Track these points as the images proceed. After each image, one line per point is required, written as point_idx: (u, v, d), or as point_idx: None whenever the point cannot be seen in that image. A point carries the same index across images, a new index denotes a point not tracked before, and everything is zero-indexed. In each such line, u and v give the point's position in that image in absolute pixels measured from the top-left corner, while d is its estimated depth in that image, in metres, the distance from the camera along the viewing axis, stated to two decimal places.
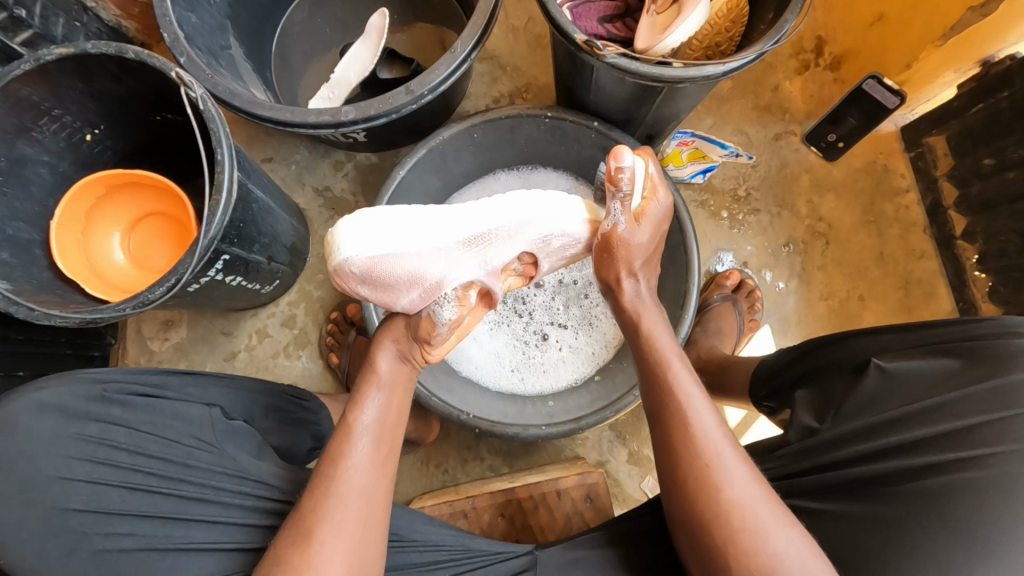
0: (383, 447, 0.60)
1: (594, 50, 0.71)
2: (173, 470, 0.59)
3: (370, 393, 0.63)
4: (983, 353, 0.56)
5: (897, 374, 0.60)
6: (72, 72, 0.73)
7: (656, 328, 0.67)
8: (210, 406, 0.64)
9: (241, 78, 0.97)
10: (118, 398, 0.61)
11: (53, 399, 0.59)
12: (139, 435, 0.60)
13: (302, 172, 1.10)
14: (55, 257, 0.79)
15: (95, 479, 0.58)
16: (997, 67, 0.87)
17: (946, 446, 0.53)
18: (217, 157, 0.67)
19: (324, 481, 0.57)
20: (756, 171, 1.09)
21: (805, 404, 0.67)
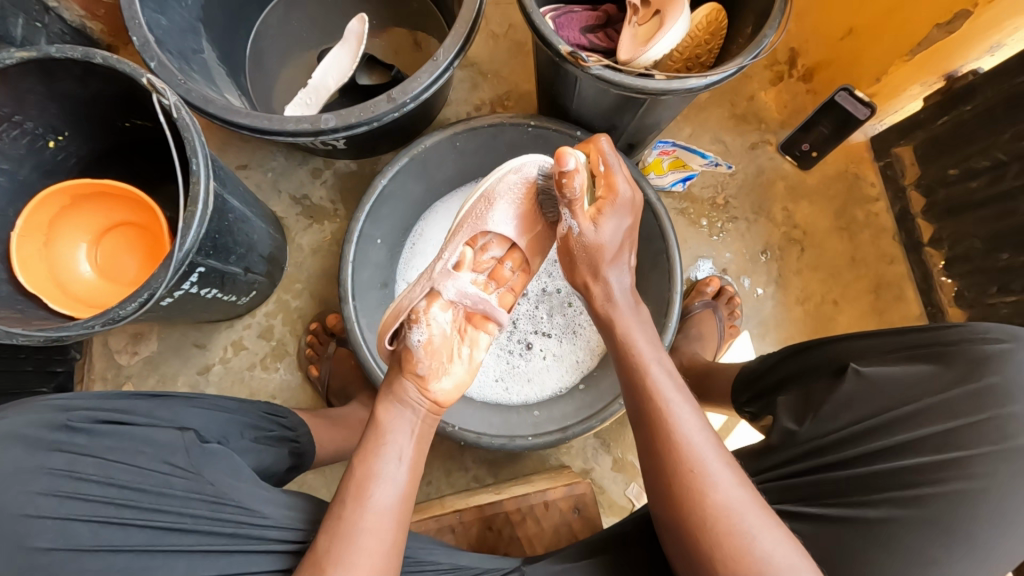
0: (406, 488, 0.59)
1: (578, 61, 0.71)
2: (148, 500, 0.57)
3: (382, 442, 0.60)
4: (957, 359, 0.59)
5: (874, 377, 0.61)
6: (34, 77, 0.69)
7: (630, 323, 0.66)
8: (184, 430, 0.61)
9: (215, 83, 0.94)
10: (84, 427, 0.58)
11: (12, 430, 0.55)
12: (110, 464, 0.57)
13: (278, 179, 1.07)
14: (17, 271, 0.75)
15: (64, 514, 0.54)
16: (960, 81, 0.91)
17: (935, 447, 0.56)
18: (193, 167, 0.65)
19: (339, 529, 0.55)
20: (734, 179, 1.11)
21: (784, 407, 0.66)
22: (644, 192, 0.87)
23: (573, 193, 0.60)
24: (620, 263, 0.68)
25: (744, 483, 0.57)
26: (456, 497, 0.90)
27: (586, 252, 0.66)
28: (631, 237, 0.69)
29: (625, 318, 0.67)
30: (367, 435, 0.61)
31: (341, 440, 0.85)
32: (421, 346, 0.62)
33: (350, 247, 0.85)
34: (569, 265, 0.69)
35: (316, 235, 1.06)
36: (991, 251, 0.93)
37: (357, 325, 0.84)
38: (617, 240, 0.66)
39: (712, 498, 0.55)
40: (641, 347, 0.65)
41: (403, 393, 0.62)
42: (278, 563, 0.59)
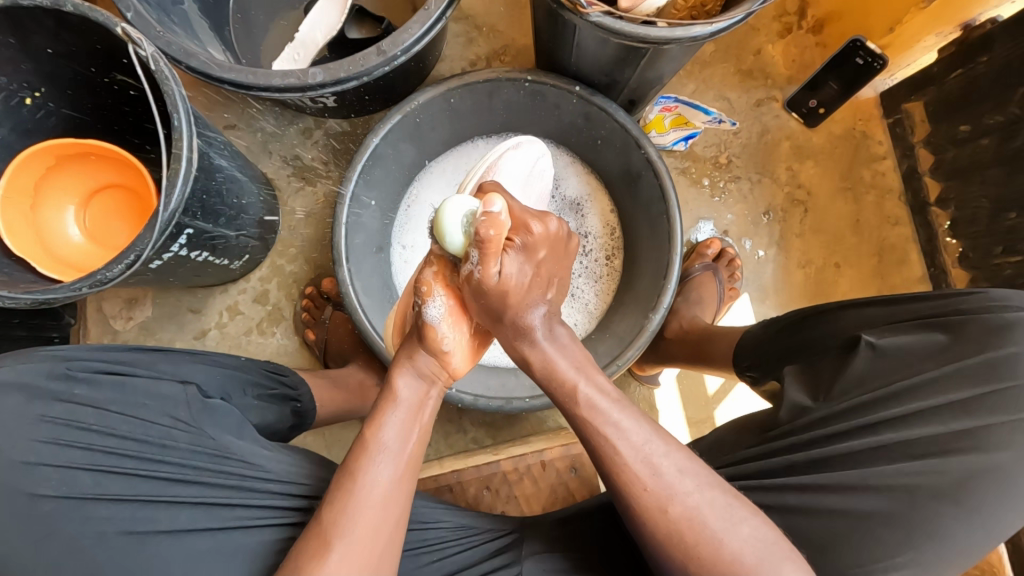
0: (410, 456, 0.58)
1: (577, 8, 0.68)
2: (150, 451, 0.56)
3: (391, 411, 0.59)
4: (972, 328, 0.56)
5: (889, 350, 0.59)
6: (3, 27, 0.66)
7: (555, 352, 0.60)
8: (185, 384, 0.61)
9: (197, 37, 0.90)
10: (85, 378, 0.58)
11: (14, 378, 0.55)
12: (111, 415, 0.57)
13: (268, 140, 1.04)
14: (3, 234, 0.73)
15: (65, 462, 0.54)
16: (977, 31, 0.87)
17: (948, 421, 0.54)
18: (175, 122, 0.63)
19: (339, 498, 0.54)
20: (737, 138, 1.08)
21: (793, 380, 0.65)
22: (645, 151, 0.84)
23: (489, 233, 0.52)
24: (535, 300, 0.58)
25: (716, 489, 0.54)
26: (455, 458, 0.91)
27: (489, 298, 0.56)
28: (546, 274, 0.59)
29: (548, 340, 0.60)
30: (376, 405, 0.60)
31: (339, 403, 0.85)
32: (441, 322, 0.60)
33: (342, 208, 0.83)
34: (479, 310, 0.59)
35: (308, 198, 1.04)
36: (999, 211, 0.91)
37: (351, 289, 0.83)
38: (523, 286, 0.56)
39: (647, 482, 0.53)
40: (566, 367, 0.59)
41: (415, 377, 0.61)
42: (274, 513, 0.58)
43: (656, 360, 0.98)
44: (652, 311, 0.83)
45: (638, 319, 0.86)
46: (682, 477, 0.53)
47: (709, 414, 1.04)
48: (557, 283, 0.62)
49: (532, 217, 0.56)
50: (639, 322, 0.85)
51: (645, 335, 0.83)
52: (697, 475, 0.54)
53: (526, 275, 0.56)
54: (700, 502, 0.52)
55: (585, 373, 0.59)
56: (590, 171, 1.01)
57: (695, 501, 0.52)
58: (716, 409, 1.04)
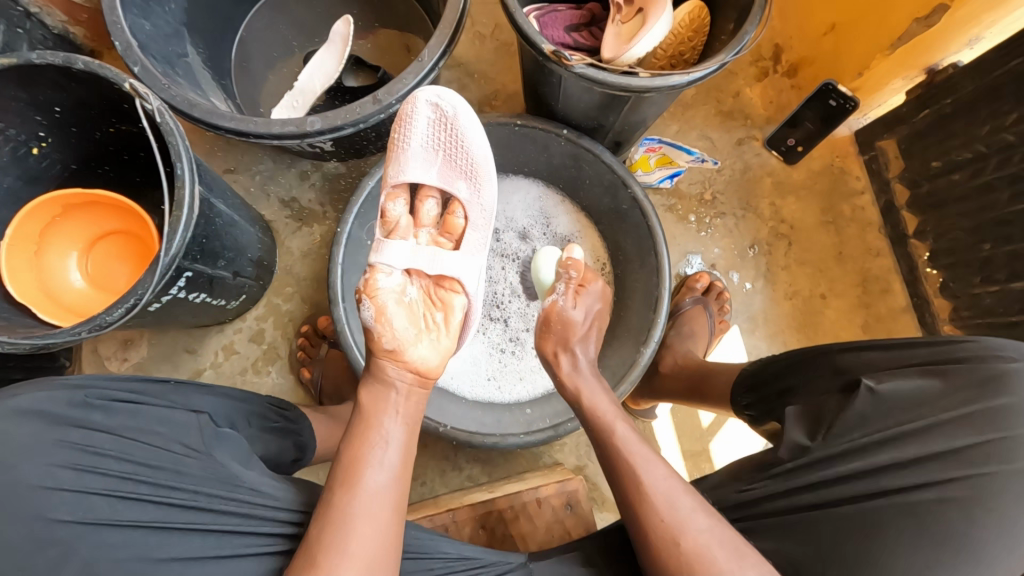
0: (397, 474, 0.60)
1: (562, 60, 0.72)
2: (163, 477, 0.56)
3: (376, 429, 0.62)
4: (971, 376, 0.57)
5: (887, 395, 0.59)
6: (15, 83, 0.69)
7: (591, 389, 0.69)
8: (198, 413, 0.62)
9: (200, 87, 0.94)
10: (100, 404, 0.58)
11: (30, 404, 0.55)
12: (126, 441, 0.57)
13: (266, 183, 1.07)
14: (5, 281, 0.75)
15: (80, 488, 0.54)
16: (941, 74, 0.92)
17: (942, 466, 0.55)
18: (178, 171, 0.65)
19: (330, 516, 0.56)
20: (721, 176, 1.12)
21: (795, 421, 0.65)
22: (631, 190, 0.88)
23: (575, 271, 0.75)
24: (586, 342, 0.72)
25: (704, 508, 0.58)
26: (450, 496, 0.91)
27: (555, 324, 0.71)
28: (599, 324, 0.75)
29: (587, 384, 0.69)
30: (358, 421, 0.63)
31: (335, 441, 0.85)
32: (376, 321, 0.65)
33: (339, 249, 0.86)
34: (545, 332, 0.73)
35: (305, 238, 1.06)
36: (975, 242, 0.94)
37: (346, 327, 0.84)
38: (580, 326, 0.72)
39: (654, 499, 0.58)
40: (605, 407, 0.67)
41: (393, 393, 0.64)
42: (282, 543, 0.58)
43: (650, 394, 0.99)
44: (643, 345, 0.85)
45: (630, 353, 0.87)
46: (682, 496, 0.58)
47: (705, 446, 1.04)
48: (598, 336, 0.75)
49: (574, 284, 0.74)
50: (630, 356, 0.87)
51: (637, 369, 0.84)
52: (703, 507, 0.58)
53: (580, 318, 0.72)
54: (694, 517, 0.56)
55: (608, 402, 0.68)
56: (580, 209, 1.04)
57: (697, 525, 0.56)
58: (711, 442, 1.04)
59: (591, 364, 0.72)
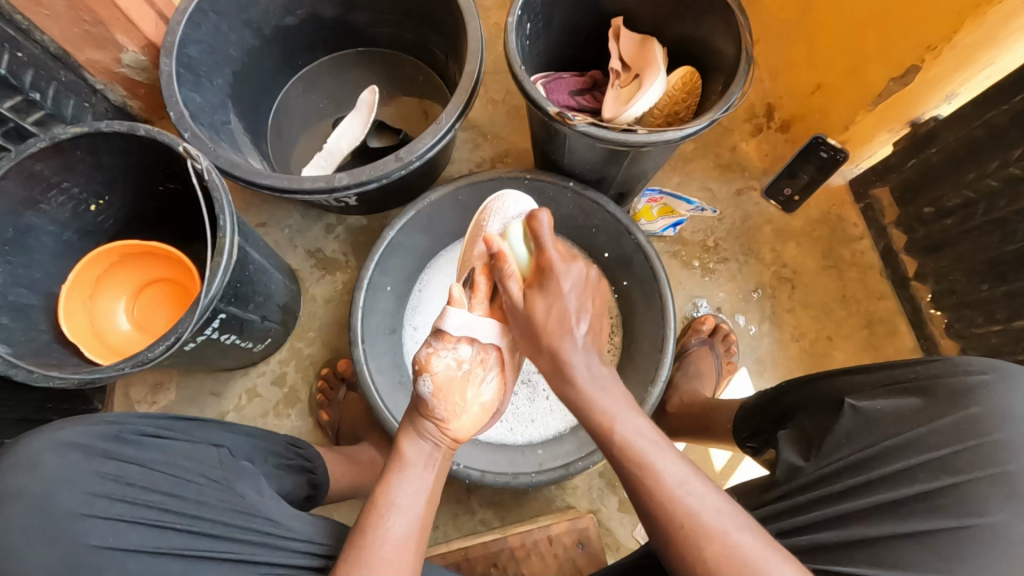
0: (420, 521, 0.60)
1: (566, 120, 0.79)
2: (185, 507, 0.59)
3: (401, 472, 0.62)
4: (942, 390, 0.58)
5: (869, 412, 0.60)
6: (83, 148, 0.78)
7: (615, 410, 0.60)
8: (219, 447, 0.66)
9: (240, 150, 1.04)
10: (132, 438, 0.62)
11: (72, 438, 0.59)
12: (154, 473, 0.60)
13: (294, 235, 1.15)
14: (62, 323, 0.82)
15: (112, 516, 0.57)
16: (923, 126, 0.97)
17: (927, 475, 0.55)
18: (221, 222, 0.72)
19: (353, 557, 0.55)
20: (722, 224, 1.17)
21: (788, 442, 0.66)
22: (635, 237, 0.93)
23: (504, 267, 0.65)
24: (569, 331, 0.62)
25: (752, 527, 0.53)
26: (462, 538, 0.91)
27: (522, 324, 0.65)
28: (590, 301, 0.65)
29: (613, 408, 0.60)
30: (385, 469, 0.63)
31: (351, 478, 0.87)
32: (433, 395, 0.64)
33: (360, 294, 0.91)
34: (523, 335, 0.65)
35: (328, 285, 1.13)
36: (973, 282, 0.97)
37: (366, 368, 0.88)
38: (551, 318, 0.62)
39: (687, 521, 0.54)
40: (626, 433, 0.59)
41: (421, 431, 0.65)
42: (298, 573, 0.59)
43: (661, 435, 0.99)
44: (651, 384, 0.88)
45: (638, 393, 0.90)
46: (718, 516, 0.53)
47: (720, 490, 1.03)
48: (598, 319, 0.66)
49: (564, 259, 0.64)
50: (639, 396, 0.89)
51: (645, 409, 0.86)
52: (729, 515, 0.54)
53: (553, 310, 0.62)
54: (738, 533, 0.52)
55: (624, 417, 0.60)
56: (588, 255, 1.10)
57: (726, 528, 0.53)
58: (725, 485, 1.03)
59: (577, 350, 0.62)
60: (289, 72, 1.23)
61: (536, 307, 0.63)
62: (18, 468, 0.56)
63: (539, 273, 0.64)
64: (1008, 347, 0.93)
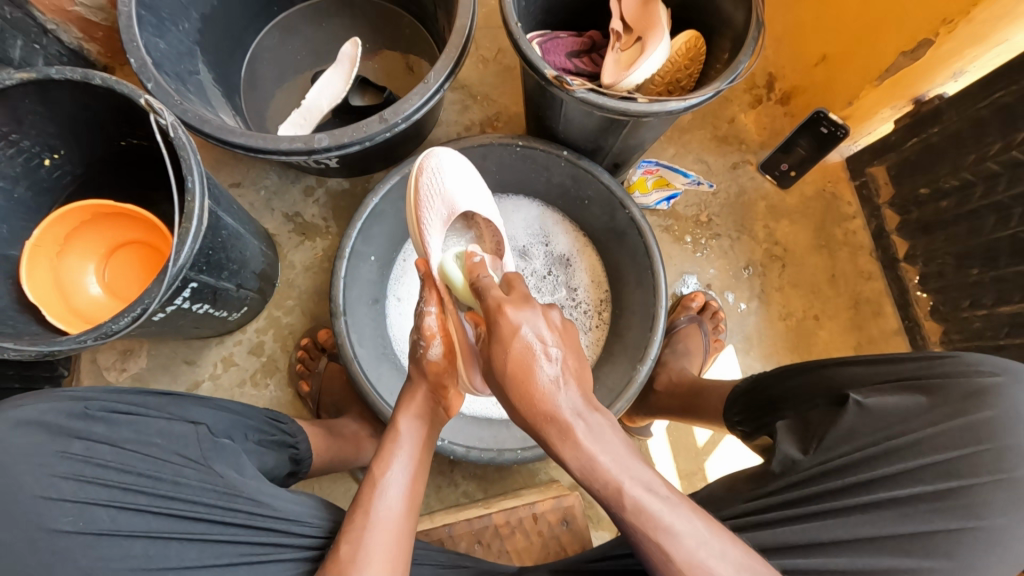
0: (413, 497, 0.61)
1: (564, 85, 0.74)
2: (162, 488, 0.56)
3: (393, 451, 0.62)
4: (950, 391, 0.58)
5: (875, 409, 0.59)
6: (33, 96, 0.71)
7: (593, 445, 0.50)
8: (198, 424, 0.62)
9: (210, 104, 0.97)
10: (101, 416, 0.58)
11: (34, 416, 0.55)
12: (126, 453, 0.57)
13: (271, 197, 1.09)
14: (24, 280, 0.76)
15: (83, 499, 0.54)
16: (927, 105, 0.95)
17: (934, 477, 0.55)
18: (189, 184, 0.66)
19: (349, 540, 0.56)
20: (716, 198, 1.15)
21: (786, 434, 0.64)
22: (629, 210, 0.90)
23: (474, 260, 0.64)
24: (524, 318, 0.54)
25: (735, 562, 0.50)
26: (444, 512, 0.91)
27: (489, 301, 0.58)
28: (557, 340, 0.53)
29: (586, 432, 0.50)
30: (380, 448, 0.63)
31: (332, 453, 0.85)
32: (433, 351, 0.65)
33: (341, 263, 0.87)
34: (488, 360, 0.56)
35: (307, 251, 1.08)
36: (962, 266, 0.97)
37: (348, 340, 0.85)
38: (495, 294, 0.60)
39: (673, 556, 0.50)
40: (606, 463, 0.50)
41: (414, 408, 0.65)
42: (283, 552, 0.58)
43: (647, 412, 0.98)
44: (640, 363, 0.87)
45: (626, 370, 0.89)
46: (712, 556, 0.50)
47: (701, 465, 1.04)
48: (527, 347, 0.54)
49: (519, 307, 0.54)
50: (627, 373, 0.88)
51: (634, 387, 0.85)
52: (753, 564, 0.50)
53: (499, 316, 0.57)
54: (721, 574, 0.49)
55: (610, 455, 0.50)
56: (579, 228, 1.06)
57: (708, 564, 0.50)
58: (706, 461, 1.04)
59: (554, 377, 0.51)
60: (263, 18, 1.14)
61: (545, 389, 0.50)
62: None
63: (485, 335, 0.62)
64: (991, 332, 0.94)
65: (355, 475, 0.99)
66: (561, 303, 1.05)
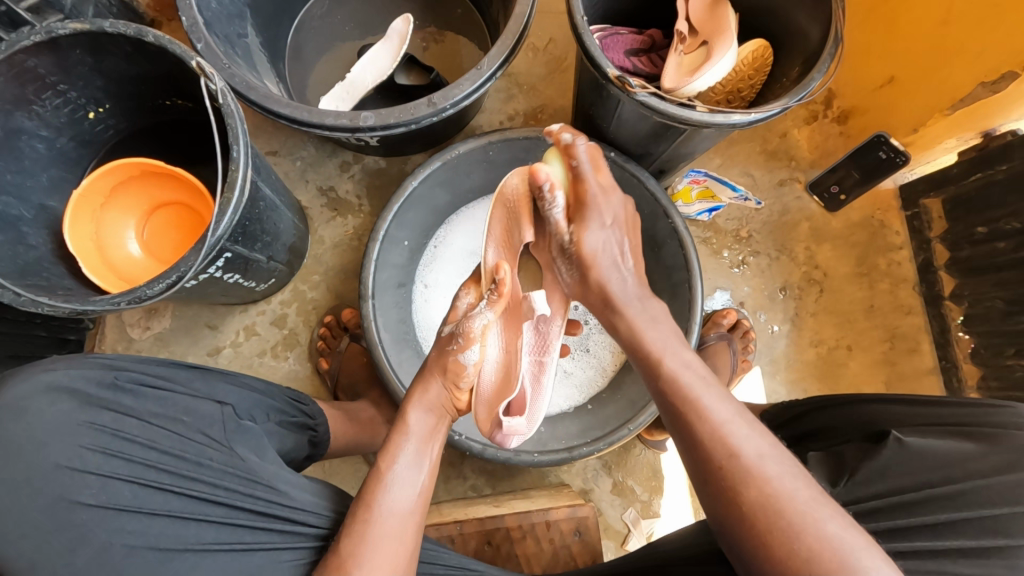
0: (421, 491, 0.59)
1: (625, 86, 0.71)
2: (184, 467, 0.56)
3: (403, 442, 0.61)
4: (1001, 443, 0.54)
5: (917, 450, 0.56)
6: (83, 47, 0.69)
7: (643, 322, 0.62)
8: (223, 405, 0.62)
9: (256, 69, 0.95)
10: (129, 388, 0.58)
11: (65, 383, 0.56)
12: (153, 428, 0.57)
13: (306, 169, 1.08)
14: (65, 224, 0.75)
15: (106, 472, 0.54)
16: (998, 140, 0.90)
17: (975, 531, 0.51)
18: (234, 154, 0.65)
19: (353, 535, 0.54)
20: (759, 215, 1.11)
21: (818, 464, 0.62)
22: (672, 221, 0.88)
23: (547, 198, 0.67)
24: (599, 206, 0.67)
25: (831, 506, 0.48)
26: (454, 507, 0.91)
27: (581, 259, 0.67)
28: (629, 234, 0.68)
29: (641, 316, 0.63)
30: (389, 437, 0.62)
31: (349, 436, 0.85)
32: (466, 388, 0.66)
33: (374, 245, 0.86)
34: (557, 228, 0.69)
35: (338, 228, 1.06)
36: (1012, 313, 0.93)
37: (374, 324, 0.84)
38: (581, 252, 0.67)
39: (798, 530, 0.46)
40: (652, 340, 0.60)
41: (429, 398, 0.65)
42: (300, 542, 0.57)
43: (667, 428, 0.94)
44: None
45: (651, 384, 0.87)
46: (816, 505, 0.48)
47: None
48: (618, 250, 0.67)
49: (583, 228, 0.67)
50: (652, 388, 0.86)
51: (658, 401, 0.83)
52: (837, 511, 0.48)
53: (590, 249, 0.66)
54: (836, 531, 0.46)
55: (672, 350, 0.59)
56: None
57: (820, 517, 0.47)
58: None
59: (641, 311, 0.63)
60: None
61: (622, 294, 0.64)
62: (4, 414, 0.53)
63: (579, 201, 0.66)
64: None
65: (366, 458, 0.99)
66: (588, 307, 1.03)
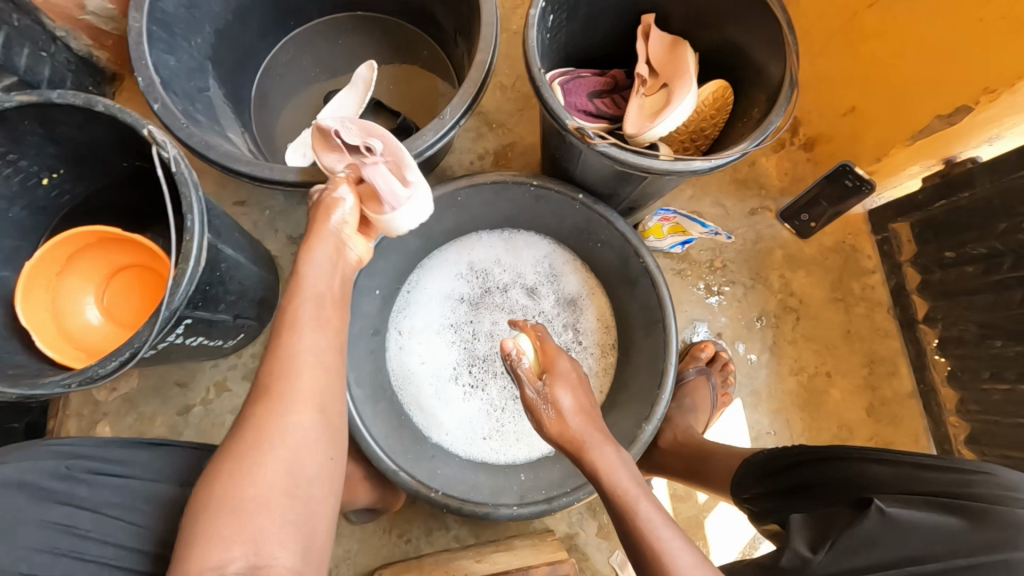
0: (294, 432, 0.52)
1: (585, 137, 0.70)
2: (136, 561, 0.57)
3: (273, 378, 0.54)
4: (984, 516, 0.52)
5: (900, 523, 0.55)
6: (32, 118, 0.68)
7: (610, 465, 0.60)
8: (181, 486, 0.63)
9: (219, 123, 0.94)
10: (82, 476, 0.59)
11: (15, 475, 0.56)
12: (105, 519, 0.58)
13: (275, 218, 1.06)
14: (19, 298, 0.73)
15: (57, 568, 0.55)
16: (959, 166, 0.91)
17: None
18: (187, 223, 0.63)
19: (218, 483, 0.49)
20: (732, 245, 1.12)
21: (800, 529, 0.61)
22: (644, 260, 0.88)
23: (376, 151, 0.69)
24: (567, 388, 0.66)
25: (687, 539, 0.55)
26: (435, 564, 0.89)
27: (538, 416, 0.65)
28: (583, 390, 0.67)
29: (606, 459, 0.61)
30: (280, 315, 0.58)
31: None
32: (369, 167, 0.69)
33: None
34: (564, 380, 0.67)
35: None
36: (984, 338, 0.93)
37: (345, 380, 0.82)
38: (575, 411, 0.64)
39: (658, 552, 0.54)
40: (620, 484, 0.59)
41: (309, 314, 0.58)
42: None
43: (652, 469, 0.93)
44: (644, 422, 0.84)
45: (630, 428, 0.87)
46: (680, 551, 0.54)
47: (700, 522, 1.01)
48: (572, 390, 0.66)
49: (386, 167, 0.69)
50: (630, 433, 0.86)
51: (637, 446, 0.83)
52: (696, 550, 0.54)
53: (570, 403, 0.65)
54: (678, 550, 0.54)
55: (616, 461, 0.61)
56: (590, 270, 1.03)
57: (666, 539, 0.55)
58: (707, 517, 1.01)
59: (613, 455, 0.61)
60: (279, 31, 1.11)
61: (603, 466, 0.60)
62: None
63: (547, 365, 0.68)
64: (1012, 408, 0.91)
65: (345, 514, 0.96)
66: (566, 346, 1.02)
